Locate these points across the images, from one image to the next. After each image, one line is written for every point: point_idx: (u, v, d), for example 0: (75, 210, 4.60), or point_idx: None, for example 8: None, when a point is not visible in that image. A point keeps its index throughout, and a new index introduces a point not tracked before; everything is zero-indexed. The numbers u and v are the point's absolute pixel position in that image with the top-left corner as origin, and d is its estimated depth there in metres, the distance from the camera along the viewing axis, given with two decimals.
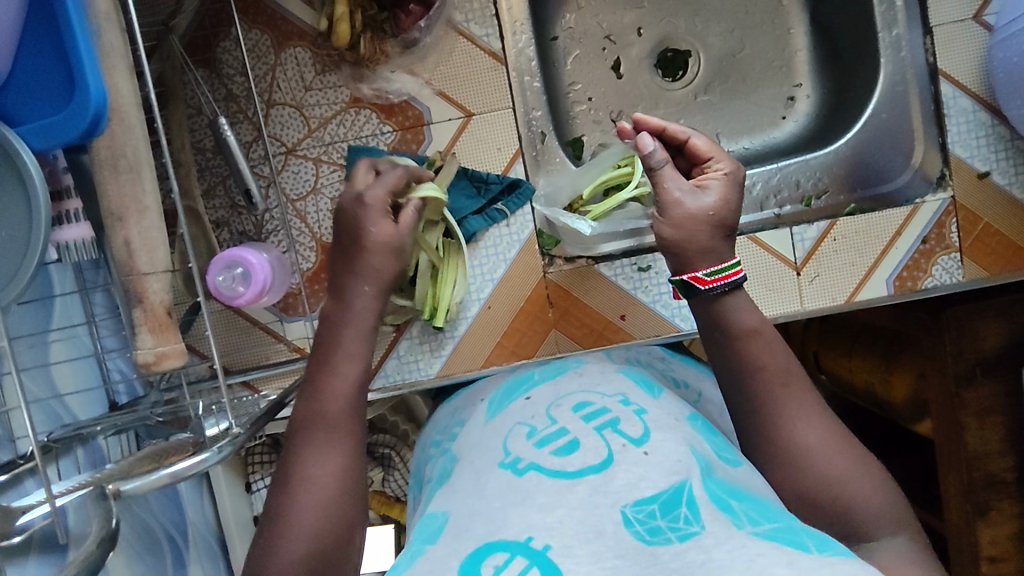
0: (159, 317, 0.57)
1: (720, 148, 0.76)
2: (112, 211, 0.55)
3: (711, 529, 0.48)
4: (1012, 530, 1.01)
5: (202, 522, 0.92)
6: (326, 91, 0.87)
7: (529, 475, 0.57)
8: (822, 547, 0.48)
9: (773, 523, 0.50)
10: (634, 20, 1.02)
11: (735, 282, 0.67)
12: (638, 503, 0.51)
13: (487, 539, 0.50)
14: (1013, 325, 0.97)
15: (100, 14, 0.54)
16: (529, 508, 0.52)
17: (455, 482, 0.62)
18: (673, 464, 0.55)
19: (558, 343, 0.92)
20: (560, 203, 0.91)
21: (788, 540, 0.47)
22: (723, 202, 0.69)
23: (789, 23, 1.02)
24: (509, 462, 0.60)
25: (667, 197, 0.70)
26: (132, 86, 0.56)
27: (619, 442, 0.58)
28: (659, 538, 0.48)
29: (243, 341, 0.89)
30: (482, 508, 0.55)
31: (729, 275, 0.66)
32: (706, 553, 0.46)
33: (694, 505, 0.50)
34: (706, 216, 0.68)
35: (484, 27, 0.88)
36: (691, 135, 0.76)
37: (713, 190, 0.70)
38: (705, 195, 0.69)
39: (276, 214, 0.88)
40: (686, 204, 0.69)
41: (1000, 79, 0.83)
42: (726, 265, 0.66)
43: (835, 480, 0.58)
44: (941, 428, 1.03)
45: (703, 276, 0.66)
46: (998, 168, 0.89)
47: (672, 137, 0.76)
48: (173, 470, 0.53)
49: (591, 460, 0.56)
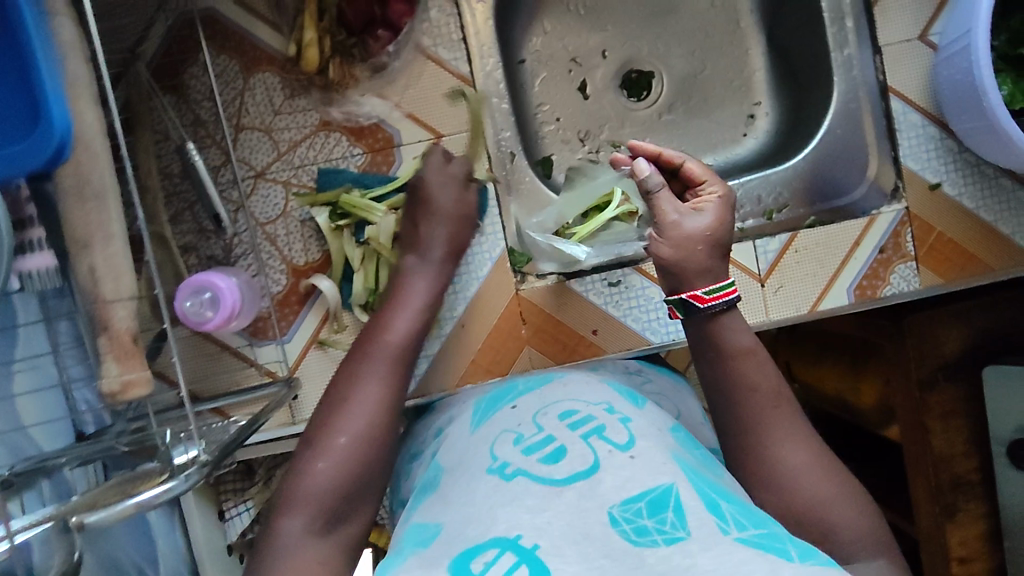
0: (124, 346, 0.58)
1: (713, 172, 0.79)
2: (78, 238, 0.56)
3: (697, 535, 0.49)
4: (980, 530, 1.04)
5: (172, 554, 0.90)
6: (296, 116, 0.88)
7: (518, 479, 0.57)
8: (804, 556, 0.49)
9: (760, 529, 0.51)
10: (599, 43, 1.05)
11: (731, 302, 0.69)
12: (626, 503, 0.53)
13: (477, 540, 0.51)
14: (971, 329, 1.01)
15: (65, 44, 0.54)
16: (517, 508, 0.54)
17: (443, 490, 0.63)
18: (659, 468, 0.56)
19: (531, 359, 0.92)
20: (549, 229, 0.95)
21: (773, 547, 0.49)
22: (719, 223, 0.73)
23: (747, 44, 1.06)
24: (496, 467, 0.60)
25: (666, 219, 0.73)
26: (97, 115, 0.57)
27: (605, 448, 0.59)
28: (646, 539, 0.49)
29: (212, 367, 0.88)
30: (472, 513, 0.55)
31: (725, 294, 0.69)
32: (691, 558, 0.46)
33: (681, 511, 0.51)
34: (704, 236, 0.71)
35: (452, 52, 0.90)
36: (686, 159, 0.78)
37: (708, 212, 0.73)
38: (701, 217, 0.73)
39: (245, 238, 0.88)
40: (685, 225, 0.72)
41: (947, 95, 0.87)
42: (723, 284, 0.69)
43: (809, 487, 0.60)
44: (908, 431, 1.06)
45: (702, 295, 0.69)
46: (948, 179, 0.92)
47: (668, 162, 0.78)
48: (138, 499, 0.52)
49: (579, 465, 0.57)
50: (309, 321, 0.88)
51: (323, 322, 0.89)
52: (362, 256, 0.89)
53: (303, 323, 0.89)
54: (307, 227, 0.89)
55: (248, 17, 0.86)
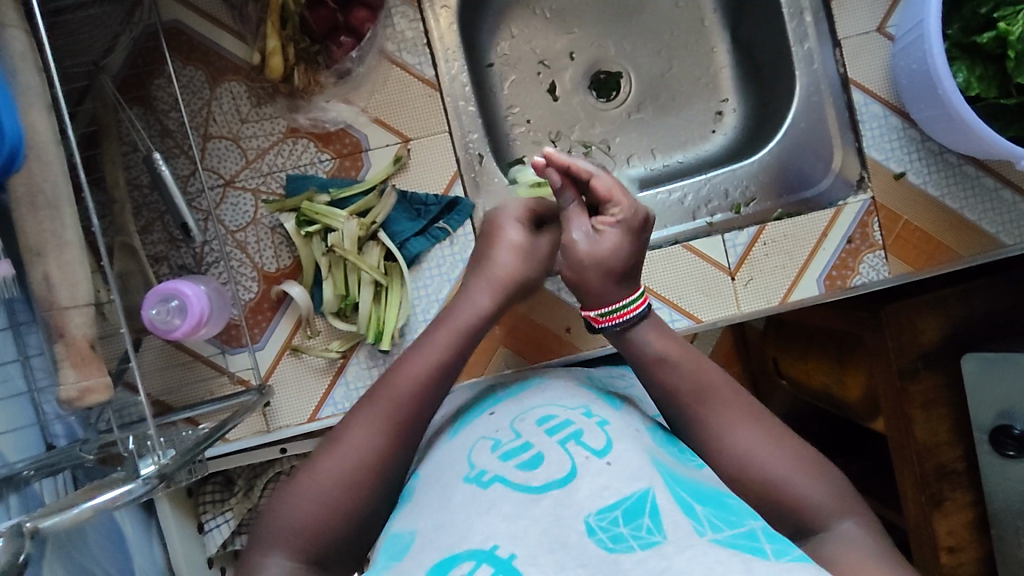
0: (81, 351, 0.59)
1: (624, 188, 0.73)
2: (31, 247, 0.57)
3: (673, 538, 0.48)
4: (968, 518, 1.05)
5: (151, 565, 0.89)
6: (263, 123, 0.88)
7: (494, 488, 0.56)
8: (779, 553, 0.49)
9: (735, 530, 0.51)
10: (566, 46, 1.07)
11: (634, 318, 0.70)
12: (602, 511, 0.52)
13: (452, 551, 0.51)
14: (948, 316, 1.01)
15: (15, 56, 0.56)
16: (493, 517, 0.52)
17: (418, 499, 0.60)
18: (636, 472, 0.55)
19: (506, 360, 0.93)
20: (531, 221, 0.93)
21: (748, 547, 0.49)
22: (615, 252, 0.70)
23: (711, 42, 1.07)
24: (472, 476, 0.58)
25: (566, 237, 0.72)
26: (49, 124, 0.58)
27: (583, 454, 0.57)
28: (622, 546, 0.49)
29: (184, 376, 0.88)
30: (446, 521, 0.54)
31: (622, 314, 0.70)
32: (667, 560, 0.46)
33: (657, 516, 0.51)
34: (598, 262, 0.70)
35: (416, 56, 0.90)
36: (594, 176, 0.73)
37: (607, 239, 0.70)
38: (597, 245, 0.70)
39: (216, 247, 0.88)
40: (581, 250, 0.70)
41: (905, 86, 0.88)
42: (620, 305, 0.70)
43: (782, 478, 0.60)
44: (891, 421, 1.06)
45: (597, 316, 0.71)
46: (912, 168, 0.93)
47: (579, 174, 0.73)
48: (96, 502, 0.54)
49: (556, 473, 0.56)
50: (281, 328, 0.89)
51: (295, 330, 0.89)
52: (329, 263, 0.88)
53: (276, 330, 0.89)
54: (277, 233, 0.89)
55: (211, 28, 0.87)
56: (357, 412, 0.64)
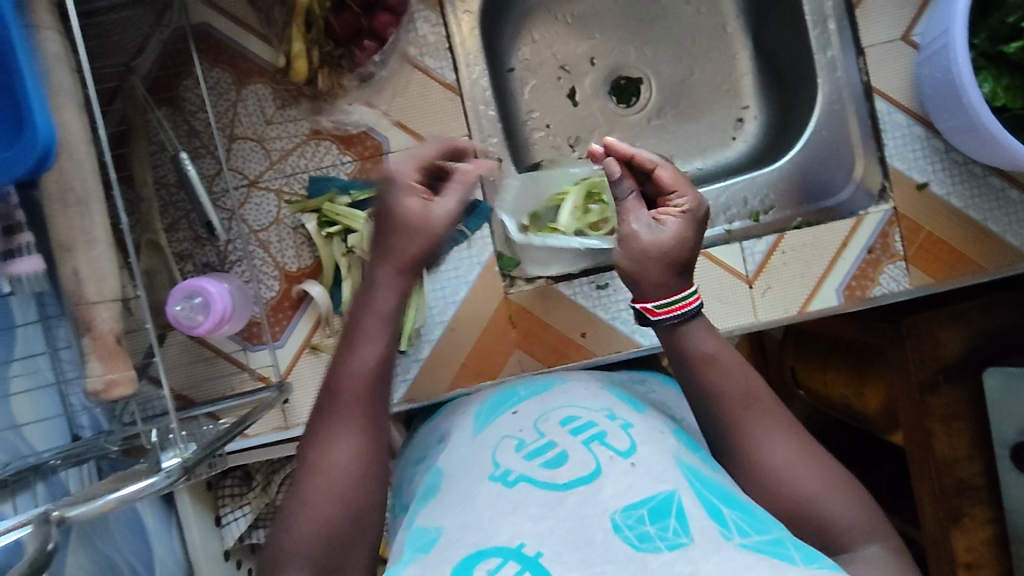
0: (108, 345, 0.61)
1: (686, 180, 0.74)
2: (62, 242, 0.59)
3: (699, 541, 0.48)
4: (987, 536, 1.02)
5: (170, 556, 0.91)
6: (287, 125, 0.90)
7: (520, 486, 0.56)
8: (807, 561, 0.49)
9: (763, 535, 0.51)
10: (587, 51, 1.07)
11: (690, 313, 0.65)
12: (627, 509, 0.52)
13: (478, 546, 0.51)
14: (970, 330, 1.00)
15: (49, 57, 0.58)
16: (519, 516, 0.53)
17: (443, 496, 0.60)
18: (660, 475, 0.55)
19: (521, 363, 0.94)
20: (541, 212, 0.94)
21: (776, 553, 0.48)
22: (678, 240, 0.67)
23: (733, 49, 1.07)
24: (498, 474, 0.59)
25: (625, 226, 0.68)
26: (79, 124, 0.60)
27: (606, 454, 0.58)
28: (648, 545, 0.48)
29: (207, 372, 0.90)
30: (472, 519, 0.54)
31: (679, 307, 0.65)
32: (694, 565, 0.46)
33: (684, 517, 0.50)
34: (660, 254, 0.66)
35: (437, 60, 0.91)
36: (657, 164, 0.73)
37: (670, 226, 0.68)
38: (662, 230, 0.67)
39: (239, 245, 0.89)
40: (643, 237, 0.67)
41: (929, 95, 0.88)
42: (679, 297, 0.65)
43: (803, 495, 0.59)
44: (910, 435, 1.04)
45: (653, 308, 0.66)
46: (935, 179, 0.92)
47: (640, 164, 0.73)
48: (119, 494, 0.55)
49: (580, 472, 0.56)
50: (302, 325, 0.90)
51: (315, 328, 0.90)
52: (348, 263, 0.89)
53: (298, 326, 0.90)
54: (299, 234, 0.90)
55: (238, 31, 0.89)
56: (354, 410, 0.61)
